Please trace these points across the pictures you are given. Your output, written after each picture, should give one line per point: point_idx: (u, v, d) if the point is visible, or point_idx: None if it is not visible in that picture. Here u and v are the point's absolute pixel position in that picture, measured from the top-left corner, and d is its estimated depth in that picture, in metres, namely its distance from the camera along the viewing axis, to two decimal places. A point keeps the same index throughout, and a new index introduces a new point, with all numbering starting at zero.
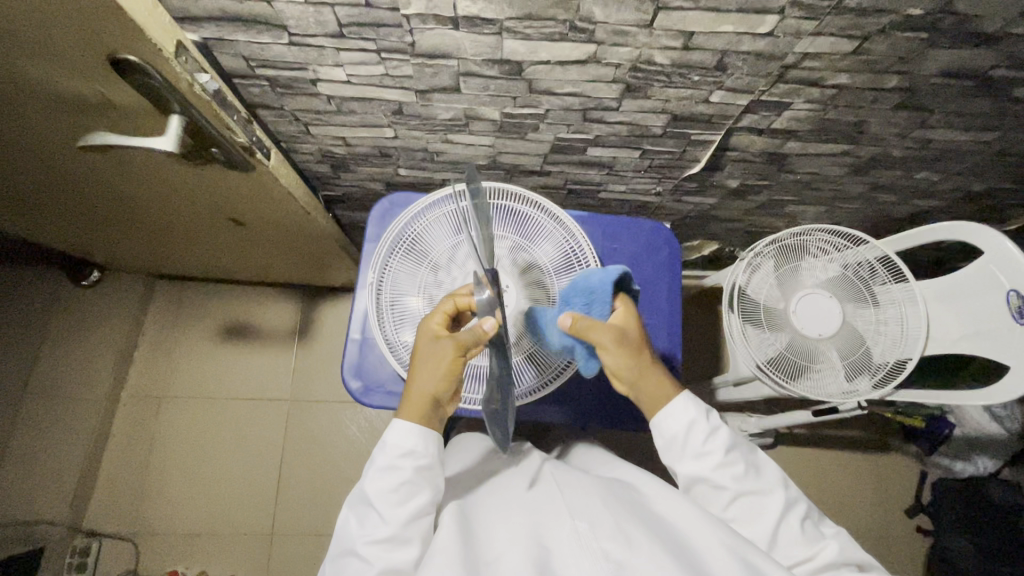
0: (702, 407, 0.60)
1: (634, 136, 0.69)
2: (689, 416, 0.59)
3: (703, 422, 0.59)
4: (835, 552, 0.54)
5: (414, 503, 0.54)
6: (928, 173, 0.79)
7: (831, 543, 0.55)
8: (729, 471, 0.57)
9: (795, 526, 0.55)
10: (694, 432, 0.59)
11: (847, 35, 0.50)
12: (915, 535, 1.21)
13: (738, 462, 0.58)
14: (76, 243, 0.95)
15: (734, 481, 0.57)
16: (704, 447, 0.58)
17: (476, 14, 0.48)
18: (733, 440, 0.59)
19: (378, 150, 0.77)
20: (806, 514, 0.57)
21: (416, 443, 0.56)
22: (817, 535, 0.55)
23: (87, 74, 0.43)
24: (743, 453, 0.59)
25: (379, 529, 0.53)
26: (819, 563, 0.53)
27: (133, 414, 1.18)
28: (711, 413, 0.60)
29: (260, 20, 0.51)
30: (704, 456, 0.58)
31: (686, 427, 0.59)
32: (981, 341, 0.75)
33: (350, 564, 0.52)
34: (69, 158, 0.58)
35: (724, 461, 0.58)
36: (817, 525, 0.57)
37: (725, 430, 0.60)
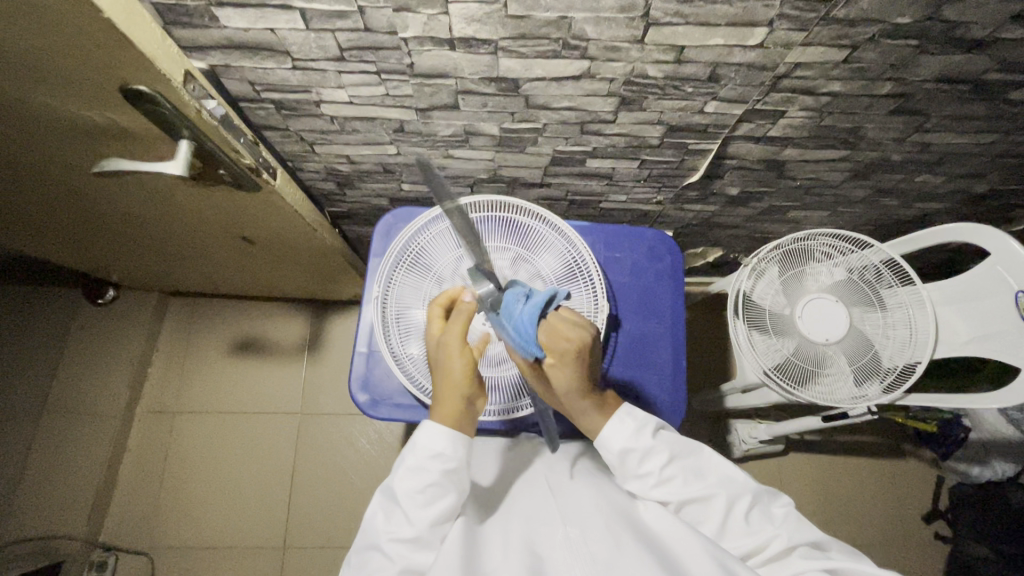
0: (632, 429, 0.58)
1: (632, 147, 0.70)
2: (621, 441, 0.58)
3: (635, 446, 0.58)
4: (784, 541, 0.54)
5: (439, 506, 0.54)
6: (930, 175, 0.79)
7: (780, 531, 0.55)
8: (668, 487, 0.57)
9: (741, 520, 0.56)
10: (628, 456, 0.58)
11: (836, 44, 0.51)
12: (933, 543, 1.19)
13: (676, 476, 0.57)
14: (90, 263, 0.97)
15: (675, 495, 0.57)
16: (640, 468, 0.58)
17: (472, 35, 0.50)
18: (669, 453, 0.58)
19: (381, 167, 0.79)
20: (752, 504, 0.57)
21: (445, 447, 0.55)
22: (763, 524, 0.56)
23: (102, 105, 0.45)
24: (681, 463, 0.58)
25: (403, 529, 0.53)
26: (769, 554, 0.54)
27: (149, 430, 1.20)
28: (643, 432, 0.58)
29: (264, 47, 0.53)
30: (643, 477, 0.58)
31: (620, 453, 0.58)
32: (992, 343, 0.74)
33: (372, 559, 0.53)
34: (85, 183, 0.61)
35: (662, 479, 0.57)
36: (767, 510, 0.57)
37: (659, 445, 0.58)
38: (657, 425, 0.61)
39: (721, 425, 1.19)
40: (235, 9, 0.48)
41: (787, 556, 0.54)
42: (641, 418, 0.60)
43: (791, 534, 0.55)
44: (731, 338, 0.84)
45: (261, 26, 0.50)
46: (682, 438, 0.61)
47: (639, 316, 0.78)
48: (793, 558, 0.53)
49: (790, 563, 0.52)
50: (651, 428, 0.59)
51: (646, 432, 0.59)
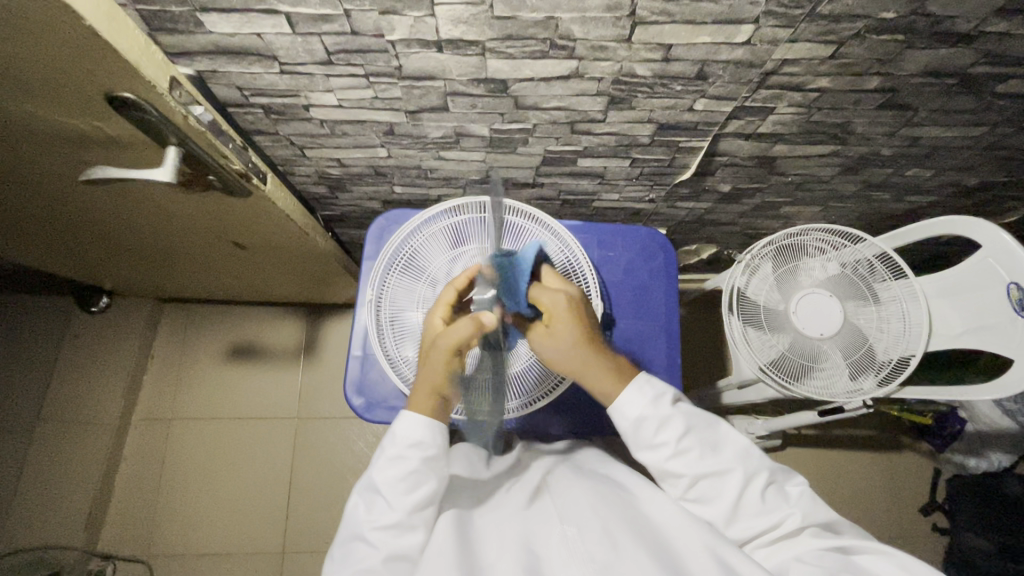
0: (650, 398, 0.57)
1: (623, 145, 0.71)
2: (637, 408, 0.57)
3: (652, 415, 0.56)
4: (798, 520, 0.54)
5: (419, 493, 0.55)
6: (920, 169, 0.80)
7: (793, 510, 0.55)
8: (684, 459, 0.56)
9: (756, 499, 0.55)
10: (644, 426, 0.57)
11: (822, 40, 0.51)
12: (931, 535, 1.19)
13: (693, 448, 0.56)
14: (82, 270, 0.97)
15: (690, 469, 0.56)
16: (657, 439, 0.57)
17: (458, 36, 0.50)
18: (688, 424, 0.57)
19: (373, 170, 0.79)
20: (769, 482, 0.56)
21: (425, 435, 0.57)
22: (778, 502, 0.55)
23: (86, 112, 0.45)
24: (699, 436, 0.57)
25: (385, 516, 0.54)
26: (780, 532, 0.55)
27: (145, 437, 1.19)
28: (662, 401, 0.57)
29: (250, 52, 0.53)
30: (658, 448, 0.57)
31: (636, 421, 0.57)
32: (985, 334, 0.75)
33: (356, 549, 0.53)
34: (73, 191, 0.60)
35: (678, 451, 0.56)
36: (781, 488, 0.56)
37: (678, 416, 0.57)
38: (675, 395, 0.59)
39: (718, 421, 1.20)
40: (220, 14, 0.48)
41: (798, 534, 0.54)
42: (661, 387, 0.58)
43: (804, 512, 0.55)
44: (726, 334, 0.84)
45: (247, 31, 0.50)
46: (701, 411, 0.60)
47: (634, 314, 0.78)
48: (804, 538, 0.54)
49: (801, 542, 0.54)
50: (670, 397, 0.58)
51: (665, 402, 0.57)
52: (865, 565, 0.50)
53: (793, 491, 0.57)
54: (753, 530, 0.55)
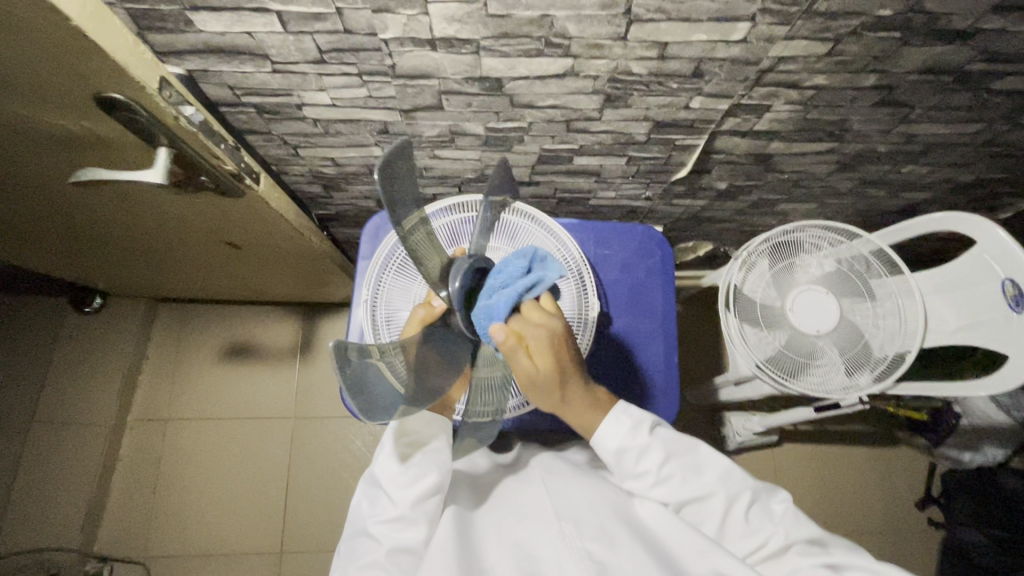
0: (629, 427, 0.56)
1: (619, 143, 0.70)
2: (617, 440, 0.55)
3: (631, 446, 0.55)
4: (783, 539, 0.54)
5: (421, 485, 0.54)
6: (916, 165, 0.80)
7: (777, 529, 0.54)
8: (667, 485, 0.56)
9: (740, 518, 0.55)
10: (625, 457, 0.56)
11: (819, 38, 0.51)
12: (926, 529, 1.20)
13: (674, 475, 0.56)
14: (74, 271, 0.96)
15: (673, 495, 0.56)
16: (639, 468, 0.56)
17: (452, 35, 0.49)
18: (667, 451, 0.56)
19: (367, 169, 0.78)
20: (752, 501, 0.56)
21: (427, 431, 0.60)
22: (762, 522, 0.55)
23: (76, 113, 0.44)
24: (679, 461, 0.56)
25: (388, 511, 0.54)
26: (768, 552, 0.54)
27: (141, 438, 1.18)
28: (640, 430, 0.56)
29: (242, 51, 0.52)
30: (641, 476, 0.56)
31: (617, 453, 0.56)
32: (980, 331, 0.75)
33: (363, 544, 0.54)
34: (64, 192, 0.60)
35: (660, 478, 0.56)
36: (766, 506, 0.56)
37: (658, 443, 0.56)
38: (654, 421, 0.58)
39: (715, 418, 1.20)
40: (211, 13, 0.47)
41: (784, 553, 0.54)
42: (638, 416, 0.57)
43: (789, 530, 0.55)
44: (723, 331, 0.84)
45: (238, 30, 0.49)
46: (680, 435, 0.58)
47: (630, 312, 0.78)
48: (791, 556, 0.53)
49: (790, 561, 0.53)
50: (649, 426, 0.57)
51: (644, 433, 0.56)
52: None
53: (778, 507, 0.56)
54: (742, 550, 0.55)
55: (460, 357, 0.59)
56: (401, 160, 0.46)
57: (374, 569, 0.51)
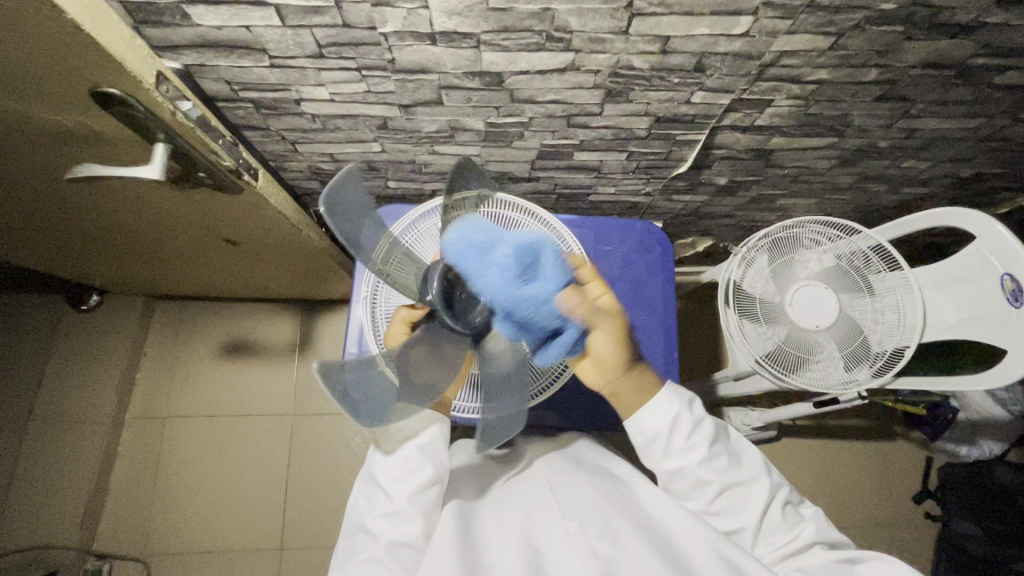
0: (686, 401, 0.60)
1: (619, 139, 0.70)
2: (675, 408, 0.59)
3: (687, 415, 0.59)
4: (814, 533, 0.55)
5: (417, 478, 0.56)
6: (916, 161, 0.80)
7: (808, 525, 0.56)
8: (714, 463, 0.58)
9: (774, 512, 0.56)
10: (678, 427, 0.58)
11: (821, 32, 0.51)
12: (923, 522, 1.21)
13: (722, 454, 0.59)
14: (70, 269, 0.95)
15: (717, 473, 0.57)
16: (690, 442, 0.58)
17: (453, 29, 0.49)
18: (715, 433, 0.60)
19: (366, 165, 0.78)
20: (786, 499, 0.58)
21: (420, 426, 0.59)
22: (795, 518, 0.56)
23: (71, 109, 0.44)
24: (724, 444, 0.60)
25: (385, 506, 0.56)
26: (798, 546, 0.54)
27: (139, 436, 1.18)
28: (696, 406, 0.60)
29: (240, 45, 0.52)
30: (690, 451, 0.58)
31: (671, 422, 0.58)
32: (980, 326, 0.75)
33: (360, 539, 0.55)
34: (59, 189, 0.59)
35: (710, 454, 0.58)
36: (796, 508, 0.58)
37: (708, 423, 0.60)
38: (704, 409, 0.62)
39: (713, 413, 1.20)
40: (208, 6, 0.46)
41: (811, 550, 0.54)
42: (693, 397, 0.62)
43: (818, 529, 0.56)
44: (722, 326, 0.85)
45: (236, 24, 0.49)
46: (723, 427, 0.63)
47: (630, 308, 0.77)
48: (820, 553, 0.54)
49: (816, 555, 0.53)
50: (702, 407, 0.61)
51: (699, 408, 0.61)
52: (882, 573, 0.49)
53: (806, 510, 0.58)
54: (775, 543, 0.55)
55: (451, 358, 0.52)
56: (349, 185, 0.45)
57: (373, 564, 0.51)
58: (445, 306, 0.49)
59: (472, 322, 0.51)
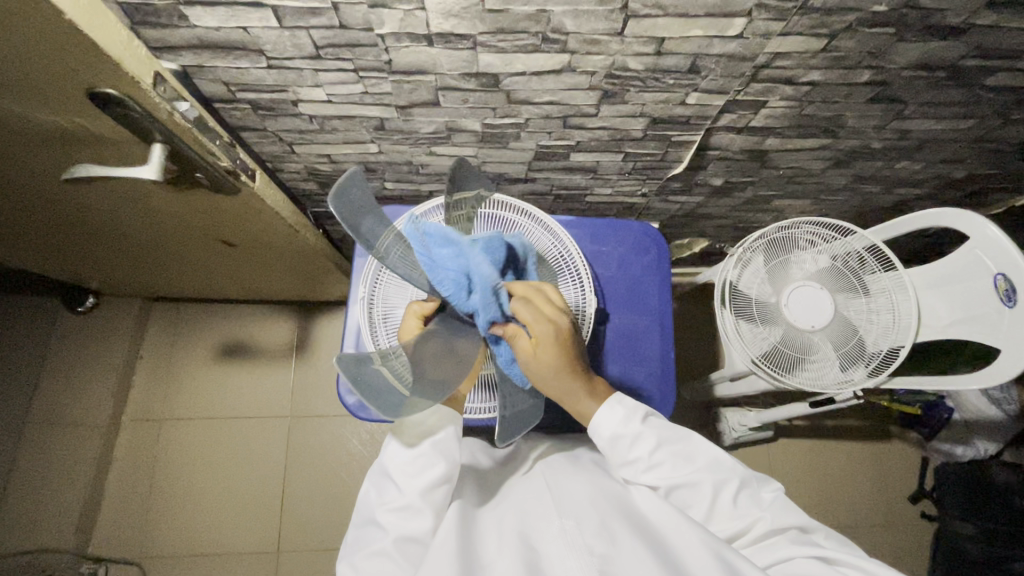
0: (622, 416, 0.57)
1: (615, 140, 0.70)
2: (612, 427, 0.57)
3: (624, 433, 0.57)
4: (772, 525, 0.55)
5: (429, 474, 0.55)
6: (910, 161, 0.80)
7: (764, 514, 0.55)
8: (658, 472, 0.57)
9: (728, 503, 0.56)
10: (619, 442, 0.57)
11: (814, 34, 0.51)
12: (919, 522, 1.21)
13: (666, 461, 0.57)
14: (66, 270, 0.95)
15: (664, 481, 0.57)
16: (631, 456, 0.57)
17: (449, 30, 0.49)
18: (659, 438, 0.57)
19: (363, 166, 0.78)
20: (742, 487, 0.57)
21: (434, 421, 0.58)
22: (750, 508, 0.56)
23: (68, 109, 0.44)
24: (672, 448, 0.57)
25: (395, 500, 0.55)
26: (755, 536, 0.55)
27: (135, 438, 1.17)
28: (634, 419, 0.57)
29: (237, 46, 0.52)
30: (633, 464, 0.57)
31: (611, 440, 0.57)
32: (973, 325, 0.75)
33: (369, 532, 0.54)
34: (55, 190, 0.59)
35: (652, 464, 0.57)
36: (756, 494, 0.57)
37: (649, 431, 0.57)
38: (647, 411, 0.59)
39: (711, 413, 1.20)
40: (205, 8, 0.47)
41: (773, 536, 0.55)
42: (632, 405, 0.58)
43: (778, 516, 0.55)
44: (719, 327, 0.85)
45: (233, 25, 0.49)
46: (673, 424, 0.60)
47: (627, 309, 0.78)
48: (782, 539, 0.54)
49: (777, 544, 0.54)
50: (641, 415, 0.58)
51: (638, 416, 0.58)
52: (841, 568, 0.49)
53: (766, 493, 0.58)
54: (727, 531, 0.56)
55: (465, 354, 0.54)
56: (356, 188, 0.46)
57: (382, 558, 0.51)
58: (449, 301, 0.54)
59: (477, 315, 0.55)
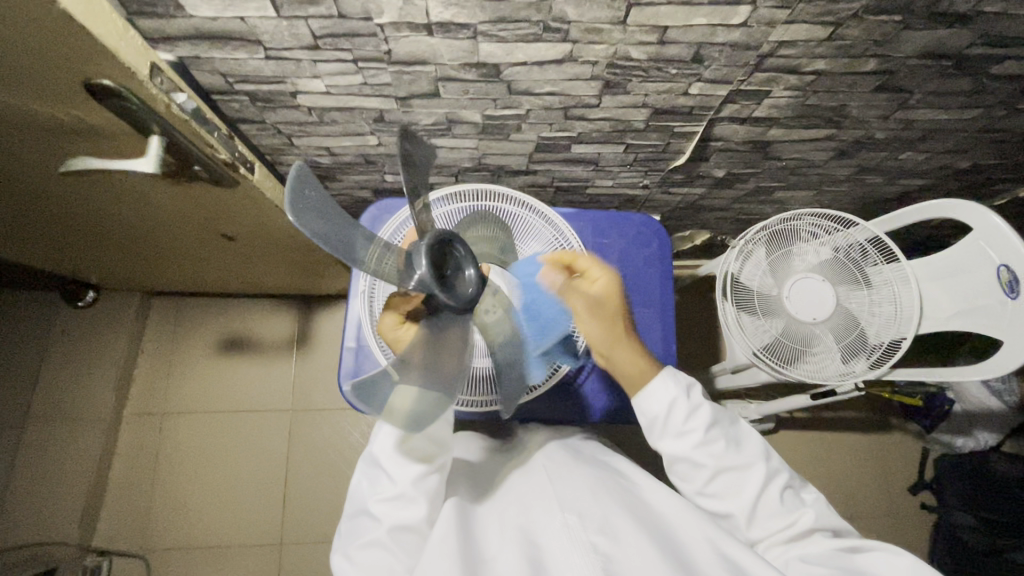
0: (681, 386, 0.59)
1: (617, 131, 0.70)
2: (670, 394, 0.58)
3: (684, 400, 0.58)
4: (812, 520, 0.55)
5: (419, 462, 0.55)
6: (914, 152, 0.80)
7: (808, 510, 0.56)
8: (709, 449, 0.57)
9: (775, 497, 0.56)
10: (675, 411, 0.58)
11: (820, 22, 0.50)
12: (919, 513, 1.22)
13: (718, 438, 0.58)
14: (65, 265, 0.94)
15: (712, 458, 0.57)
16: (686, 426, 0.58)
17: (449, 19, 0.48)
18: (714, 417, 0.59)
19: (363, 158, 0.77)
20: (785, 484, 0.57)
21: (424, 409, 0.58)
22: (794, 504, 0.56)
23: (64, 102, 0.43)
24: (723, 428, 0.58)
25: (387, 489, 0.55)
26: (796, 531, 0.55)
27: (137, 432, 1.18)
28: (693, 392, 0.59)
29: (234, 36, 0.51)
30: (685, 435, 0.57)
31: (667, 408, 0.58)
32: (977, 317, 0.75)
33: (363, 522, 0.55)
34: (51, 184, 0.58)
35: (704, 439, 0.57)
36: (797, 493, 0.58)
37: (705, 408, 0.59)
38: (702, 392, 0.61)
39: (711, 406, 1.21)
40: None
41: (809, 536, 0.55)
42: (686, 379, 0.60)
43: (818, 515, 0.56)
44: (720, 319, 0.85)
45: (231, 15, 0.48)
46: (723, 412, 0.61)
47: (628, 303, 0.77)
48: (817, 539, 0.54)
49: (815, 543, 0.54)
50: (697, 390, 0.60)
51: (694, 391, 0.60)
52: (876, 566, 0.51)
53: (806, 496, 0.58)
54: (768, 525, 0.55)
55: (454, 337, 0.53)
56: (310, 188, 0.43)
57: (376, 548, 0.52)
58: (439, 283, 0.47)
59: (467, 295, 0.50)
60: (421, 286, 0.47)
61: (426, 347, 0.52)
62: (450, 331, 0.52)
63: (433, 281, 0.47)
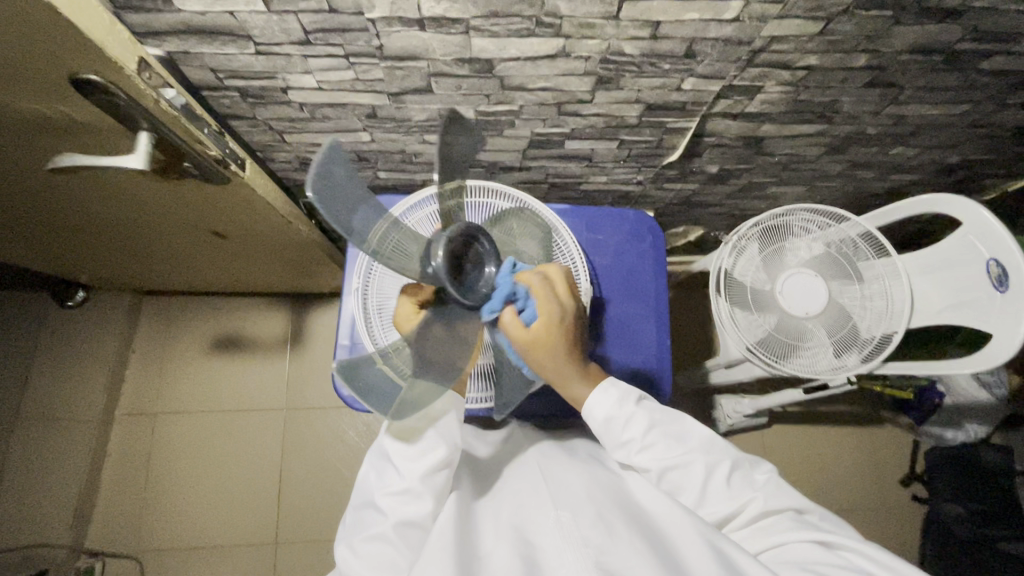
0: (615, 398, 0.58)
1: (611, 127, 0.70)
2: (605, 409, 0.58)
3: (618, 414, 0.58)
4: (763, 503, 0.55)
5: (429, 458, 0.54)
6: (904, 147, 0.80)
7: (757, 494, 0.56)
8: (651, 453, 0.57)
9: (722, 484, 0.56)
10: (614, 424, 0.58)
11: (812, 16, 0.51)
12: (910, 505, 1.23)
13: (659, 442, 0.57)
14: (53, 264, 0.93)
15: (656, 462, 0.57)
16: (625, 437, 0.58)
17: (441, 14, 0.48)
18: (651, 420, 0.58)
19: (355, 155, 0.77)
20: (735, 468, 0.57)
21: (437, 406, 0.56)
22: (744, 487, 0.56)
23: (50, 97, 0.42)
24: (662, 429, 0.58)
25: (395, 483, 0.54)
26: (748, 515, 0.55)
27: (130, 432, 1.17)
28: (626, 401, 0.59)
29: (224, 31, 0.51)
30: (627, 446, 0.58)
31: (605, 422, 0.58)
32: (968, 310, 0.76)
33: (369, 514, 0.54)
34: (38, 181, 0.58)
35: (645, 445, 0.57)
36: (749, 474, 0.57)
37: (642, 411, 0.59)
38: (640, 395, 0.61)
39: (706, 401, 1.21)
40: None
41: (767, 517, 0.55)
42: (625, 388, 0.60)
43: (770, 496, 0.55)
44: (713, 314, 0.85)
45: (219, 9, 0.48)
46: (665, 407, 0.61)
47: (622, 298, 0.77)
48: (779, 521, 0.54)
49: (776, 525, 0.54)
50: (634, 397, 0.59)
51: (631, 399, 0.59)
52: (853, 560, 0.48)
53: (759, 474, 0.57)
54: (719, 514, 0.55)
55: (466, 333, 0.51)
56: (338, 166, 0.41)
57: (381, 541, 0.52)
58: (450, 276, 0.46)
59: (479, 292, 0.49)
60: (434, 278, 0.46)
61: (438, 340, 0.49)
62: (461, 326, 0.50)
63: (446, 275, 0.45)
